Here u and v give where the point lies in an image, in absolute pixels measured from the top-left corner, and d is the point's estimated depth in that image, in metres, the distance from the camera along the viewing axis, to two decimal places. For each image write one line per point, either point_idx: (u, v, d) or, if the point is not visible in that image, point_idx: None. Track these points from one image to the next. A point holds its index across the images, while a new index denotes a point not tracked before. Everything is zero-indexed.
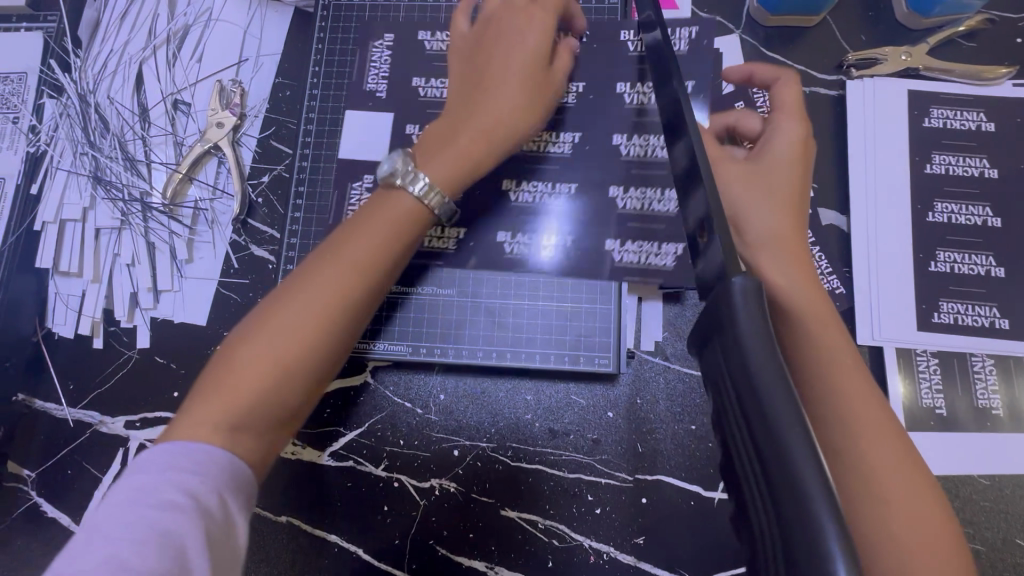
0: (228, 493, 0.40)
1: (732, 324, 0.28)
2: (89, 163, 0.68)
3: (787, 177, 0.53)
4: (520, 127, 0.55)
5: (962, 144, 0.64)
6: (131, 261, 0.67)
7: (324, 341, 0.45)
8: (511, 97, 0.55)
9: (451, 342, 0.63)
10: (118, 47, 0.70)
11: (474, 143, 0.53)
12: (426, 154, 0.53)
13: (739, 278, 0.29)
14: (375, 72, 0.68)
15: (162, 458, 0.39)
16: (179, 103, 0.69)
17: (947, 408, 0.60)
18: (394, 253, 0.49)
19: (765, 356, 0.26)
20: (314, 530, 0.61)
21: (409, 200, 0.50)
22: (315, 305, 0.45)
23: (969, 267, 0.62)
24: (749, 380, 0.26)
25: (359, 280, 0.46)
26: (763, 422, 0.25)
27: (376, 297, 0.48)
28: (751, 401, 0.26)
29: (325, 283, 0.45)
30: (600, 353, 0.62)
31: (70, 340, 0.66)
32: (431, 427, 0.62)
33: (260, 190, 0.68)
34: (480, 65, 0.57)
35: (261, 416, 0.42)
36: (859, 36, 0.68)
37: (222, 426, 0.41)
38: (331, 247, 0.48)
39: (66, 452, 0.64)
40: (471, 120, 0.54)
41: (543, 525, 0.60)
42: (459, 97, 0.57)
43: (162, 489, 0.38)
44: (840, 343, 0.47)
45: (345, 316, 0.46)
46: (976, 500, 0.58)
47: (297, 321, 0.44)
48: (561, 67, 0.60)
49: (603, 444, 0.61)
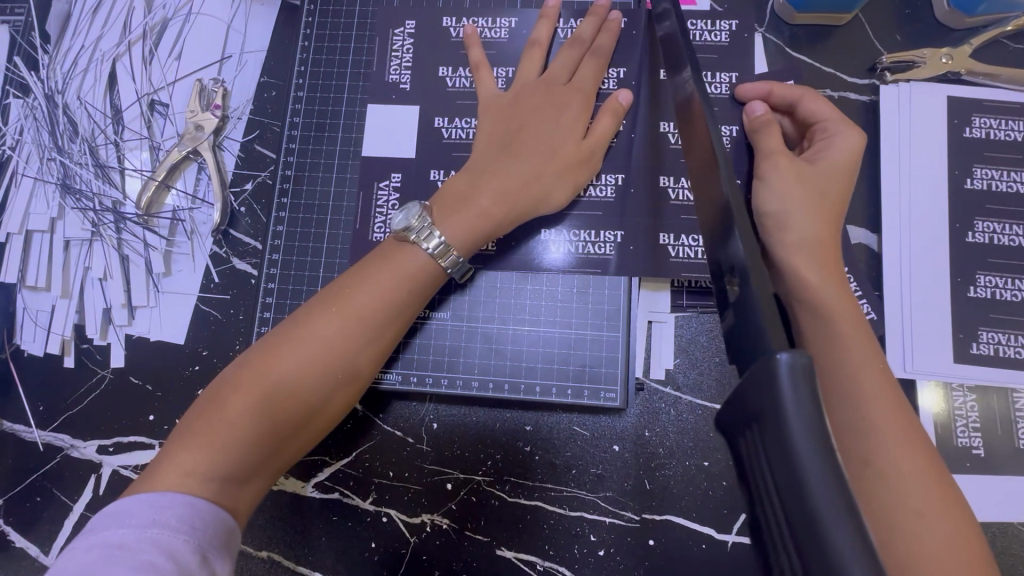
0: (210, 552, 0.39)
1: (775, 410, 0.23)
2: (57, 170, 0.64)
3: (839, 187, 0.49)
4: (546, 191, 0.55)
5: (1006, 156, 0.59)
6: (103, 275, 0.62)
7: (314, 391, 0.46)
8: (537, 163, 0.54)
9: (445, 370, 0.58)
10: (90, 43, 0.65)
11: (496, 206, 0.53)
12: (445, 216, 0.52)
13: (786, 352, 0.23)
14: (398, 62, 0.62)
15: (143, 513, 0.39)
16: (155, 104, 0.64)
17: (984, 448, 0.55)
18: (394, 307, 0.50)
19: (818, 460, 0.21)
20: (296, 567, 0.56)
21: (420, 256, 0.51)
22: (313, 356, 0.46)
23: (1012, 294, 0.57)
24: (795, 486, 0.21)
25: (358, 334, 0.48)
26: (816, 543, 0.20)
27: (369, 348, 0.49)
28: (799, 513, 0.21)
29: (327, 334, 0.47)
30: (606, 385, 0.57)
31: (39, 358, 0.62)
32: (422, 458, 0.58)
33: (242, 199, 0.63)
34: (510, 129, 0.56)
35: (244, 461, 0.44)
36: (894, 35, 0.62)
37: (206, 468, 0.42)
38: (333, 296, 0.49)
39: (34, 478, 0.60)
40: (492, 180, 0.54)
41: (542, 567, 0.55)
42: (485, 154, 0.56)
43: (141, 550, 0.37)
44: (876, 385, 0.42)
45: (339, 369, 0.48)
46: (1014, 549, 0.53)
47: (293, 370, 0.46)
48: (601, 124, 0.56)
49: (608, 480, 0.56)
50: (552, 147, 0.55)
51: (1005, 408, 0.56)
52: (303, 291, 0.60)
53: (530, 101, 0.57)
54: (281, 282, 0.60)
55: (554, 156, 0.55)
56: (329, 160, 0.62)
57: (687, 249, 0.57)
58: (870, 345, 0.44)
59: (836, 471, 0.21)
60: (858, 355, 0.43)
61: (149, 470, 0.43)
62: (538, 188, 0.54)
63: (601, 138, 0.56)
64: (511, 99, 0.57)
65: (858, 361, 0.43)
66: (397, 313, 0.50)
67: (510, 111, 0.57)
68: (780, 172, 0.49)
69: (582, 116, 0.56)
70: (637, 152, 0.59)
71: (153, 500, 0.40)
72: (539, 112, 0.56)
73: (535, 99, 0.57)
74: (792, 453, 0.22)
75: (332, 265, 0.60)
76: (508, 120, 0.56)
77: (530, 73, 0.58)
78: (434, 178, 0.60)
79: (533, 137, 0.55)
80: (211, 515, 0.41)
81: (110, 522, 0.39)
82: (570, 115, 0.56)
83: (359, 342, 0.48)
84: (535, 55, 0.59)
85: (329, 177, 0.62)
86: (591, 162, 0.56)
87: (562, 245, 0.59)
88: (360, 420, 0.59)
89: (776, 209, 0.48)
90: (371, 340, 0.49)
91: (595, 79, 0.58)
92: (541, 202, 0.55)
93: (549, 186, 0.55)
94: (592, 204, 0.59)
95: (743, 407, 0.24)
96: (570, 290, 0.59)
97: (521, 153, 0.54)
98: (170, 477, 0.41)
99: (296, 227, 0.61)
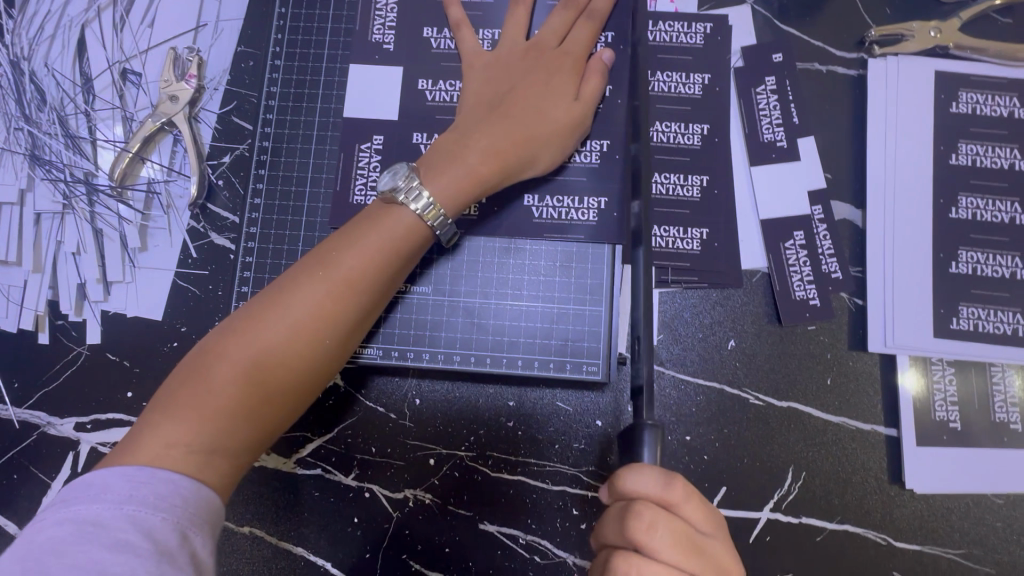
0: (189, 531, 0.39)
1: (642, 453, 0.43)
2: (25, 140, 0.62)
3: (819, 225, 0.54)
4: (535, 153, 0.54)
5: (991, 132, 0.58)
6: (76, 250, 0.61)
7: (300, 358, 0.46)
8: (526, 125, 0.53)
9: (427, 345, 0.58)
10: (57, 8, 0.63)
11: (487, 167, 0.52)
12: (432, 175, 0.51)
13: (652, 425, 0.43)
14: (381, 22, 0.60)
15: (119, 488, 0.38)
16: (128, 72, 0.62)
17: (961, 421, 0.55)
18: (385, 270, 0.49)
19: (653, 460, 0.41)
20: (279, 542, 0.56)
21: (409, 216, 0.50)
22: (299, 321, 0.46)
23: (992, 269, 0.57)
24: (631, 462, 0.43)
25: (347, 299, 0.48)
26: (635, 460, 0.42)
27: (359, 316, 0.49)
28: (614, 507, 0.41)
29: (313, 299, 0.46)
30: (589, 359, 0.57)
31: (12, 334, 0.60)
32: (404, 433, 0.58)
33: (220, 172, 0.62)
34: (499, 92, 0.55)
35: (230, 430, 0.43)
36: (884, 8, 0.61)
37: (190, 440, 0.42)
38: (319, 260, 0.48)
39: (10, 455, 0.59)
40: (483, 141, 0.52)
41: (525, 541, 0.56)
42: (472, 115, 0.54)
43: (116, 528, 0.36)
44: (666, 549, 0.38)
45: (327, 333, 0.47)
46: (988, 521, 0.54)
47: (280, 336, 0.45)
48: (591, 87, 0.56)
49: (589, 455, 0.57)
50: (540, 109, 0.54)
51: (983, 382, 0.56)
52: (282, 265, 0.59)
53: (515, 64, 0.56)
54: (259, 258, 0.59)
55: (542, 118, 0.54)
56: (308, 131, 0.61)
57: (682, 234, 0.58)
58: (708, 505, 0.42)
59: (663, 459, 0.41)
60: (675, 504, 0.39)
61: (126, 444, 0.42)
62: (526, 149, 0.53)
63: (591, 101, 0.56)
64: (496, 62, 0.56)
65: (685, 514, 0.40)
66: (386, 275, 0.50)
67: (497, 72, 0.56)
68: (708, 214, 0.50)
69: (573, 76, 0.55)
70: (624, 125, 0.58)
71: (132, 478, 0.39)
72: (526, 75, 0.55)
73: (521, 62, 0.56)
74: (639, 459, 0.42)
75: (312, 238, 0.59)
76: (496, 82, 0.55)
77: (517, 35, 0.57)
78: (416, 141, 0.59)
79: (521, 99, 0.54)
80: (192, 493, 0.40)
81: (85, 495, 0.38)
82: (558, 77, 0.55)
83: (347, 309, 0.48)
84: (521, 14, 0.58)
85: (308, 148, 0.60)
86: (582, 124, 0.55)
87: (549, 212, 0.58)
88: (342, 397, 0.58)
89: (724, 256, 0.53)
90: (362, 304, 0.49)
91: (588, 41, 0.56)
92: (531, 164, 0.54)
93: (537, 149, 0.54)
94: (579, 170, 0.58)
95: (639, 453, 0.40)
96: (554, 264, 0.58)
97: (512, 114, 0.53)
98: (150, 452, 0.41)
99: (274, 199, 0.60)
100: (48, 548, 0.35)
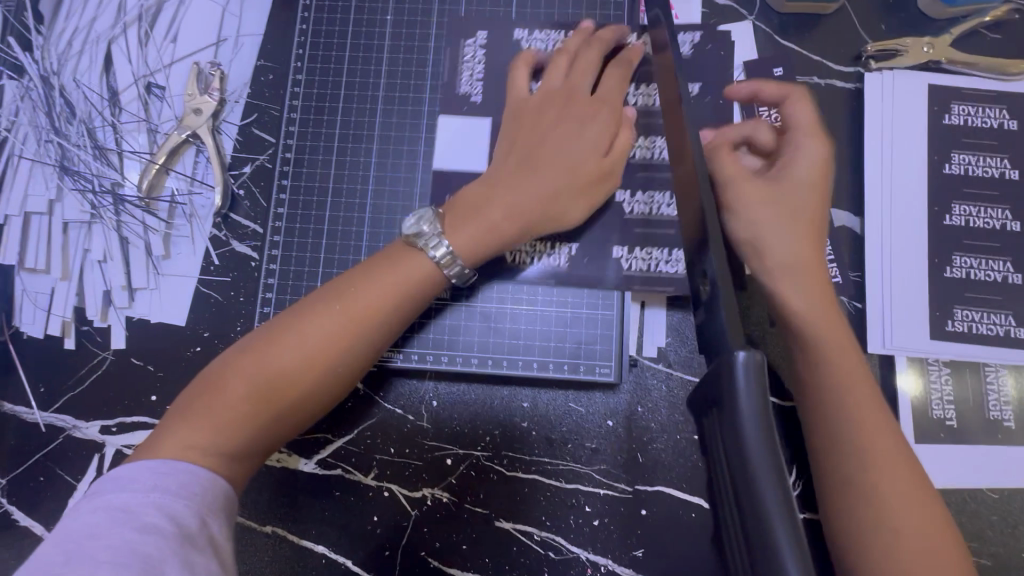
0: (209, 516, 0.41)
1: (731, 397, 0.28)
2: (54, 151, 0.64)
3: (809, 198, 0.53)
4: (561, 210, 0.56)
5: (981, 142, 0.61)
6: (102, 258, 0.63)
7: (315, 384, 0.48)
8: (552, 182, 0.55)
9: (445, 349, 0.60)
10: (84, 24, 0.65)
11: (507, 222, 0.54)
12: (456, 224, 0.53)
13: (744, 351, 0.29)
14: (469, 74, 0.63)
15: (143, 480, 0.40)
16: (152, 86, 0.64)
17: (957, 419, 0.58)
18: (399, 306, 0.51)
19: (758, 431, 0.27)
20: (300, 541, 0.58)
21: (428, 264, 0.52)
22: (316, 349, 0.47)
23: (985, 273, 0.59)
24: (733, 427, 0.28)
25: (362, 331, 0.49)
26: (750, 493, 0.26)
27: (373, 347, 0.50)
28: (750, 510, 0.26)
29: (329, 330, 0.48)
30: (601, 361, 0.59)
31: (39, 340, 0.62)
32: (422, 434, 0.60)
33: (242, 181, 0.64)
34: (531, 144, 0.56)
35: (244, 444, 0.45)
36: (879, 25, 0.64)
37: (206, 443, 0.44)
38: (339, 291, 0.50)
39: (38, 457, 0.60)
40: (507, 195, 0.54)
41: (539, 537, 0.57)
42: (504, 166, 0.56)
43: (144, 513, 0.38)
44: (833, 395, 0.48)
45: (341, 362, 0.49)
46: (984, 515, 0.56)
47: (296, 360, 0.47)
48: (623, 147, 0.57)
49: (602, 453, 0.59)
50: (568, 162, 0.56)
51: (978, 382, 0.59)
52: (304, 272, 0.61)
53: (553, 115, 0.57)
54: (282, 265, 0.61)
55: (573, 174, 0.56)
56: (328, 142, 0.63)
57: None
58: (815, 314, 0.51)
59: (770, 441, 0.27)
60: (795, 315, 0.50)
61: (149, 442, 0.44)
62: (554, 205, 0.55)
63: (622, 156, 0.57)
64: (537, 109, 0.58)
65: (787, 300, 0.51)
66: (401, 311, 0.51)
67: (534, 122, 0.57)
68: (751, 193, 0.53)
69: (606, 129, 0.57)
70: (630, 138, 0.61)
71: (153, 468, 0.41)
72: (561, 126, 0.57)
73: (561, 114, 0.57)
74: (740, 424, 0.28)
75: (333, 245, 0.61)
76: (531, 133, 0.57)
77: (556, 78, 0.59)
78: None
79: (553, 154, 0.56)
80: (209, 482, 0.42)
81: (112, 486, 0.40)
82: (596, 131, 0.57)
83: (360, 340, 0.49)
84: (563, 63, 0.59)
85: (329, 159, 0.63)
86: (609, 179, 0.57)
87: (636, 263, 0.59)
88: (361, 399, 0.60)
89: (750, 230, 0.53)
90: (375, 337, 0.50)
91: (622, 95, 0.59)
92: (558, 219, 0.56)
93: (565, 202, 0.56)
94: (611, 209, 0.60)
95: (716, 402, 0.30)
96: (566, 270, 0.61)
97: (541, 168, 0.55)
98: (169, 449, 0.43)
99: (297, 209, 0.62)
100: (82, 532, 0.37)
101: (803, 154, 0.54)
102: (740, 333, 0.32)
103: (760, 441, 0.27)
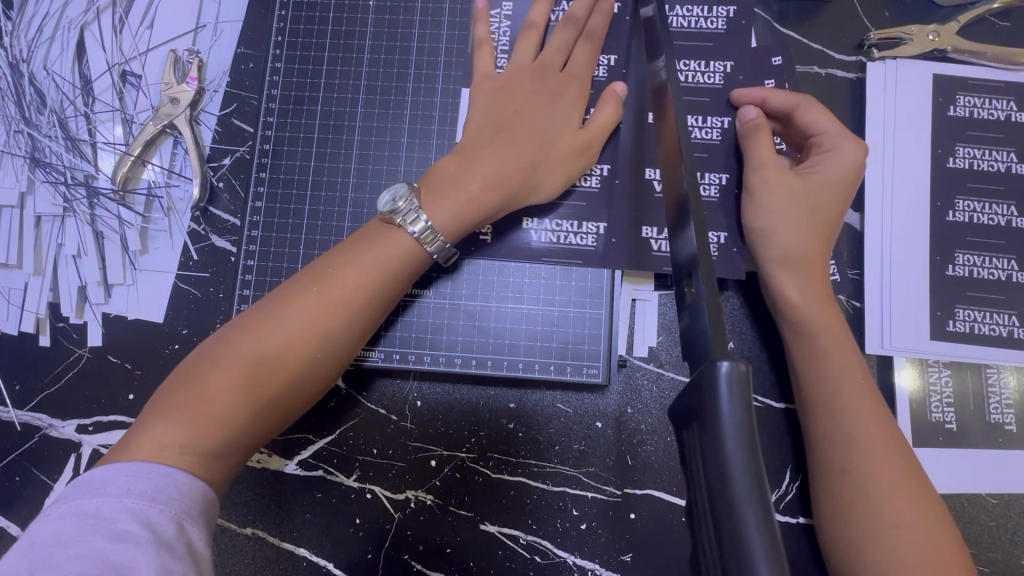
0: (187, 521, 0.39)
1: (713, 410, 0.27)
2: (25, 142, 0.62)
3: (831, 200, 0.52)
4: (535, 179, 0.54)
5: (988, 135, 0.59)
6: (77, 253, 0.61)
7: (297, 371, 0.46)
8: (528, 150, 0.53)
9: (428, 348, 0.58)
10: (56, 10, 0.63)
11: (487, 192, 0.52)
12: (432, 199, 0.51)
13: (726, 362, 0.27)
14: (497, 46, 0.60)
15: (117, 482, 0.38)
16: (127, 74, 0.62)
17: (956, 422, 0.56)
18: (382, 288, 0.49)
19: (741, 447, 0.25)
20: (281, 543, 0.57)
21: (407, 239, 0.50)
22: (298, 335, 0.46)
23: (988, 271, 0.57)
24: (715, 442, 0.26)
25: (343, 314, 0.48)
26: (730, 516, 0.24)
27: (357, 331, 0.49)
28: (727, 527, 0.24)
29: (308, 313, 0.47)
30: (589, 362, 0.58)
31: (13, 337, 0.60)
32: (406, 435, 0.58)
33: (221, 174, 0.62)
34: (505, 113, 0.55)
35: (226, 438, 0.43)
36: (882, 12, 0.61)
37: (184, 440, 0.42)
38: (317, 276, 0.49)
39: (14, 457, 0.59)
40: (485, 162, 0.52)
41: (526, 541, 0.56)
42: (476, 134, 0.54)
43: (119, 520, 0.36)
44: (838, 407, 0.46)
45: (324, 347, 0.47)
46: (983, 521, 0.54)
47: (276, 347, 0.45)
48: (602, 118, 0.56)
49: (590, 456, 0.57)
50: (543, 133, 0.54)
51: (979, 383, 0.57)
52: (283, 269, 0.59)
53: (524, 85, 0.55)
54: (260, 261, 0.59)
55: (547, 143, 0.54)
56: (308, 133, 0.61)
57: None
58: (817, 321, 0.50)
59: (753, 461, 0.25)
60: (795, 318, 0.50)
61: (123, 442, 0.42)
62: (531, 175, 0.54)
63: (601, 128, 0.56)
64: (507, 81, 0.56)
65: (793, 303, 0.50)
66: (383, 293, 0.50)
67: (505, 92, 0.56)
68: (772, 180, 0.52)
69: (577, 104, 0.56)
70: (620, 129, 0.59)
71: (128, 471, 0.39)
72: (534, 98, 0.55)
73: (533, 85, 0.55)
74: (720, 439, 0.26)
75: (313, 241, 0.59)
76: (503, 102, 0.55)
77: (526, 54, 0.57)
78: None
79: (526, 121, 0.54)
80: (188, 485, 0.41)
81: (85, 490, 0.38)
82: (566, 103, 0.56)
83: (343, 323, 0.48)
84: (532, 38, 0.57)
85: (309, 151, 0.60)
86: (586, 151, 0.56)
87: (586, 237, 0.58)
88: (343, 398, 0.59)
89: (765, 220, 0.52)
90: (358, 320, 0.49)
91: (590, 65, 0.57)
92: (533, 189, 0.54)
93: (541, 172, 0.54)
94: (586, 194, 0.58)
95: (697, 413, 0.28)
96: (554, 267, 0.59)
97: (515, 137, 0.53)
98: (146, 450, 0.41)
99: (275, 202, 0.60)
100: (50, 539, 0.35)
101: (834, 163, 0.52)
102: (724, 340, 0.30)
103: (742, 458, 0.25)
